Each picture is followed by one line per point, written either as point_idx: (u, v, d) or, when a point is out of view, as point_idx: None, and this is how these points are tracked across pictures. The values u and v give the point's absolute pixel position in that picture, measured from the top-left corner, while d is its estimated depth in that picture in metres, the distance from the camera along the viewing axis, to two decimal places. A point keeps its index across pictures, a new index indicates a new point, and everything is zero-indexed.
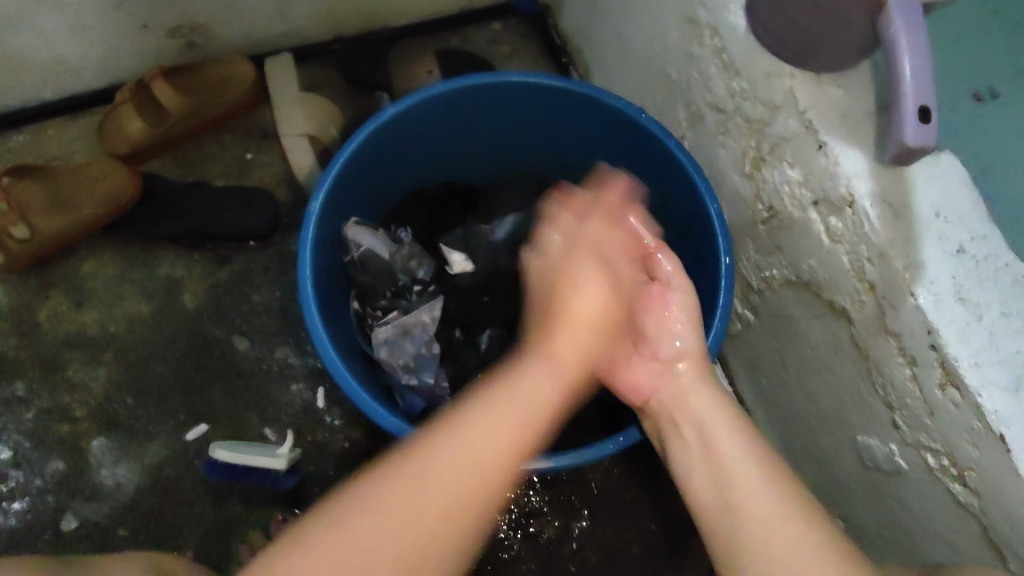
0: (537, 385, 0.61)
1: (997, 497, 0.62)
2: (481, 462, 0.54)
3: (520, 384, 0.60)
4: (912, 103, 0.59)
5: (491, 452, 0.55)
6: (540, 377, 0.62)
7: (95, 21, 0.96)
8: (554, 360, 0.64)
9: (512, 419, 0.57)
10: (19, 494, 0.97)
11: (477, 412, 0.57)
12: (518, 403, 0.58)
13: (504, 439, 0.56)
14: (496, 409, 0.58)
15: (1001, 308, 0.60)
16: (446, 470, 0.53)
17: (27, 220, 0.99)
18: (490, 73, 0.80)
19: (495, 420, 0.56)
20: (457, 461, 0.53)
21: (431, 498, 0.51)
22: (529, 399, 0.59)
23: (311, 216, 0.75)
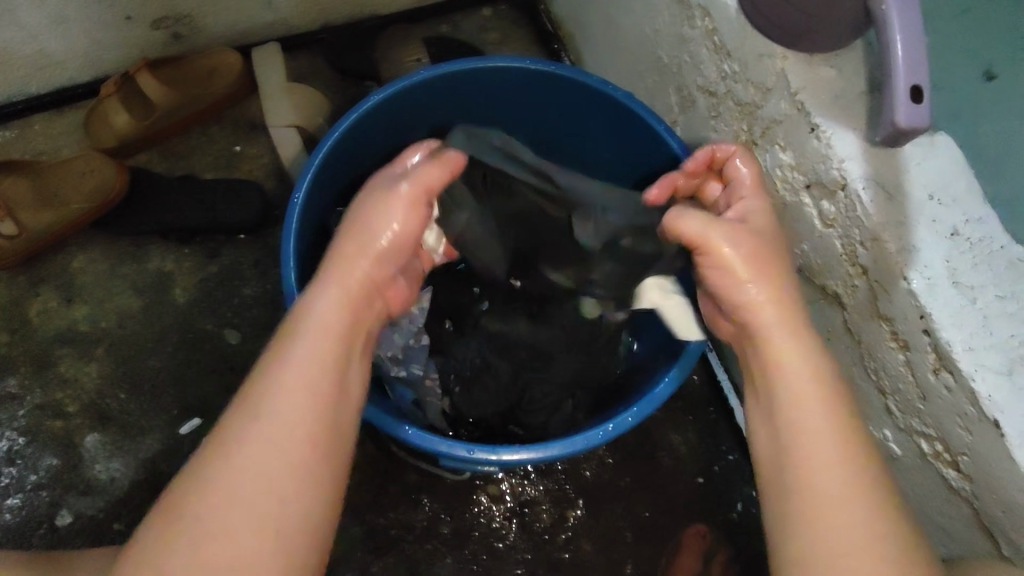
0: (320, 310, 0.59)
1: (990, 482, 0.61)
2: (295, 419, 0.53)
3: (310, 320, 0.59)
4: (904, 82, 0.57)
5: (288, 424, 0.53)
6: (313, 334, 0.58)
7: (78, 13, 0.94)
8: (336, 282, 0.61)
9: (295, 391, 0.54)
10: (13, 490, 0.97)
11: (279, 366, 0.56)
12: (316, 333, 0.58)
13: (311, 387, 0.55)
14: (295, 354, 0.56)
15: (996, 291, 0.59)
16: (268, 438, 0.52)
17: (14, 216, 0.99)
18: (478, 59, 0.79)
19: (275, 397, 0.54)
20: (271, 437, 0.52)
21: (269, 477, 0.51)
22: (322, 326, 0.58)
23: (295, 207, 0.74)
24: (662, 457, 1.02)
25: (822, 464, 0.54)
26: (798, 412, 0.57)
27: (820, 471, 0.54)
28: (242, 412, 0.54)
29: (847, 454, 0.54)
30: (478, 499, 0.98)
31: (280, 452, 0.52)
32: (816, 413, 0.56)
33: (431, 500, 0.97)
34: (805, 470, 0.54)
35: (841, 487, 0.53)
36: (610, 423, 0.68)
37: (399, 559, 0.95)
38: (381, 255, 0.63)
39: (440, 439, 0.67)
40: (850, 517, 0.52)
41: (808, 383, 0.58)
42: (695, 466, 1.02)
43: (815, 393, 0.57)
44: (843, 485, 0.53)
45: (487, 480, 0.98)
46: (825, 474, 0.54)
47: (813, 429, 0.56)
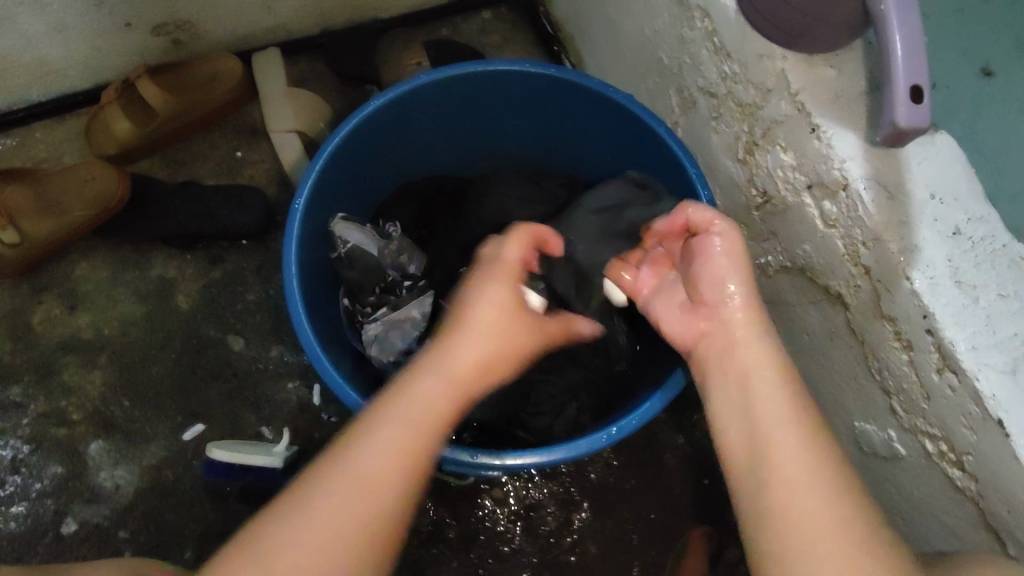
0: (424, 393, 0.56)
1: (995, 482, 0.61)
2: (366, 495, 0.51)
3: (409, 396, 0.56)
4: (904, 82, 0.57)
5: (357, 518, 0.50)
6: (410, 429, 0.54)
7: (78, 21, 0.94)
8: (444, 365, 0.58)
9: (377, 485, 0.52)
10: (18, 498, 0.97)
11: (364, 440, 0.53)
12: (411, 418, 0.55)
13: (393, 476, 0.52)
14: (384, 438, 0.53)
15: (999, 290, 0.59)
16: (337, 513, 0.50)
17: (15, 224, 0.98)
18: (477, 62, 0.79)
19: (357, 486, 0.51)
20: (344, 517, 0.50)
21: (328, 547, 0.49)
22: (416, 413, 0.55)
23: (296, 213, 0.74)
24: (666, 458, 1.01)
25: (780, 448, 0.56)
26: (763, 403, 0.59)
27: (780, 451, 0.56)
28: (318, 474, 0.52)
29: (807, 441, 0.56)
30: (483, 503, 0.98)
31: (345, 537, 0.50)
32: (773, 403, 0.59)
33: (436, 504, 0.97)
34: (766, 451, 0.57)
35: (799, 467, 0.55)
36: (613, 426, 0.68)
37: (405, 562, 0.95)
38: (488, 331, 0.61)
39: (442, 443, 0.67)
40: (812, 503, 0.53)
41: (772, 376, 0.61)
42: (700, 468, 1.02)
43: (775, 383, 0.60)
44: (796, 465, 0.55)
45: (492, 484, 0.98)
46: (789, 454, 0.56)
47: (773, 417, 0.58)
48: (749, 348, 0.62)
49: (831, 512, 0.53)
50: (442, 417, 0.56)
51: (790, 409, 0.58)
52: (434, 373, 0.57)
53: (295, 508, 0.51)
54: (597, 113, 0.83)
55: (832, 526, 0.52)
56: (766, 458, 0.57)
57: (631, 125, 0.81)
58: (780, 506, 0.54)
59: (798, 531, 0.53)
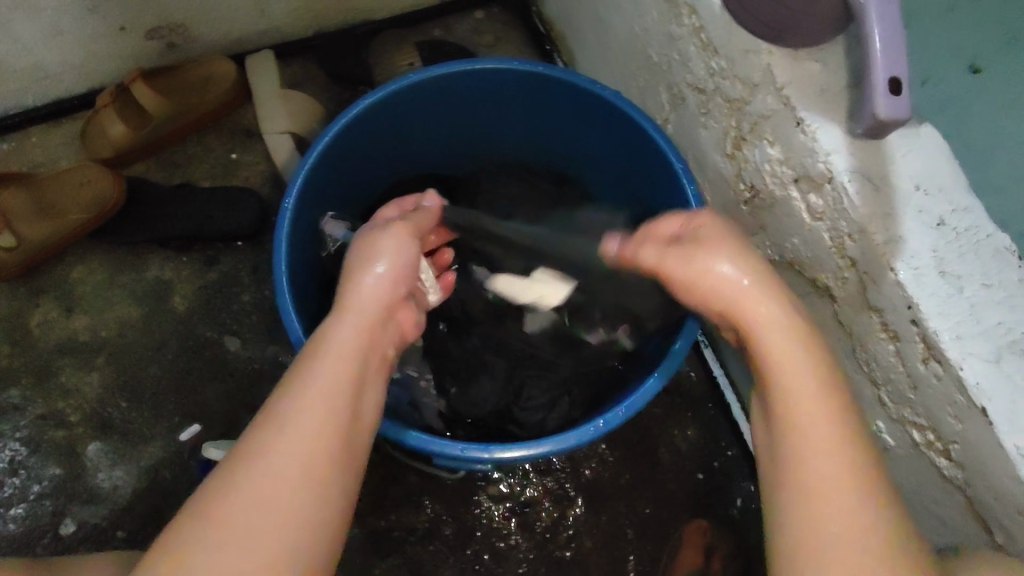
0: (337, 338, 0.59)
1: (981, 470, 0.61)
2: (318, 425, 0.54)
3: (331, 342, 0.59)
4: (883, 74, 0.58)
5: (300, 457, 0.52)
6: (330, 371, 0.56)
7: (72, 25, 0.95)
8: (352, 313, 0.61)
9: (310, 426, 0.53)
10: (17, 500, 0.98)
11: (292, 391, 0.55)
12: (333, 362, 0.57)
13: (325, 412, 0.54)
14: (309, 382, 0.55)
15: (982, 279, 0.60)
16: (292, 446, 0.52)
17: (13, 228, 1.00)
18: (464, 61, 0.79)
19: (293, 431, 0.53)
20: (284, 459, 0.51)
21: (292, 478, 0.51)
22: (335, 355, 0.58)
23: (286, 212, 0.75)
24: (661, 453, 1.02)
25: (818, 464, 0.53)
26: (804, 411, 0.55)
27: (812, 447, 0.54)
28: (256, 432, 0.53)
29: (845, 452, 0.53)
30: (479, 499, 0.98)
31: (290, 478, 0.51)
32: (801, 397, 0.56)
33: (432, 501, 0.98)
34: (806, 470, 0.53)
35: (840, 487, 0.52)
36: (602, 419, 0.69)
37: (402, 559, 0.95)
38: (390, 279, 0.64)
39: (432, 437, 0.68)
40: (842, 497, 0.51)
41: (814, 390, 0.56)
42: (694, 463, 1.02)
43: (813, 387, 0.56)
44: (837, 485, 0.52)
45: (488, 480, 0.99)
46: (823, 464, 0.53)
47: (819, 436, 0.54)
48: (790, 367, 0.57)
49: (864, 526, 0.50)
50: (358, 357, 0.59)
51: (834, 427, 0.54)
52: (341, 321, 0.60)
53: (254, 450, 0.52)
54: (584, 109, 0.84)
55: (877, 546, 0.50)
56: (811, 477, 0.53)
57: (618, 121, 0.81)
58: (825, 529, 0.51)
59: (840, 552, 0.50)
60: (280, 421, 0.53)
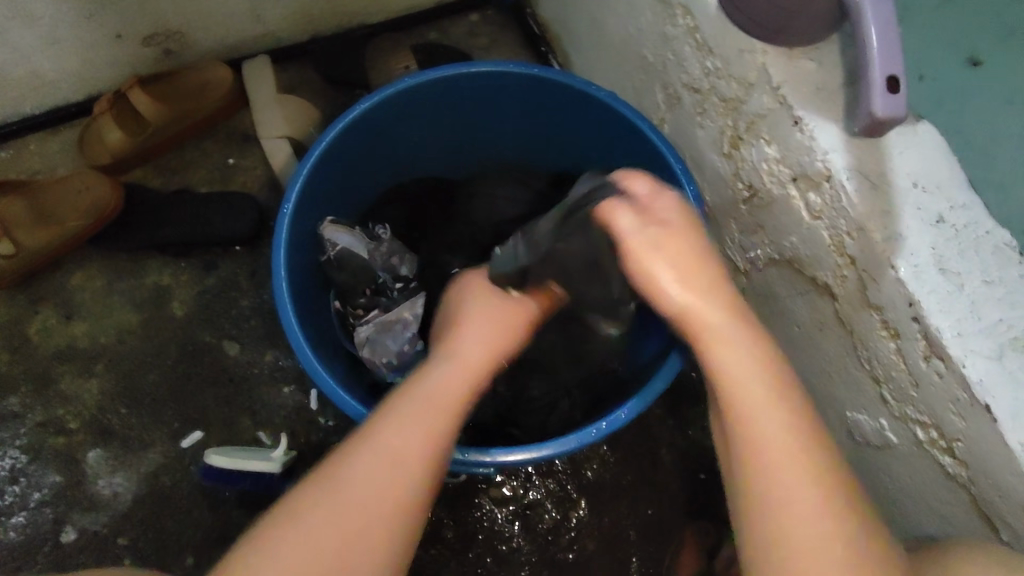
0: (443, 382, 0.61)
1: (984, 468, 0.61)
2: (411, 463, 0.55)
3: (424, 384, 0.60)
4: (879, 72, 0.58)
5: (392, 492, 0.54)
6: (430, 418, 0.58)
7: (68, 33, 0.95)
8: (457, 358, 0.63)
9: (408, 461, 0.55)
10: (17, 508, 0.97)
11: (399, 421, 0.57)
12: (427, 405, 0.58)
13: (422, 452, 0.56)
14: (413, 418, 0.57)
15: (983, 276, 0.59)
16: (372, 488, 0.53)
17: (12, 235, 1.00)
18: (461, 64, 0.79)
19: (394, 461, 0.55)
20: (381, 492, 0.53)
21: (370, 525, 0.52)
22: (440, 399, 0.59)
23: (284, 218, 0.75)
24: (663, 454, 1.02)
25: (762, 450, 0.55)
26: (756, 418, 0.55)
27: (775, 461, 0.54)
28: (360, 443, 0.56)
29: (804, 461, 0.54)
30: (481, 502, 0.98)
31: (381, 511, 0.53)
32: (764, 410, 0.56)
33: (434, 505, 0.97)
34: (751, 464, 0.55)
35: (798, 482, 0.53)
36: (602, 421, 0.69)
37: (404, 563, 0.95)
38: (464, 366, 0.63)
39: None
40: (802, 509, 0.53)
41: (761, 389, 0.56)
42: (696, 462, 1.02)
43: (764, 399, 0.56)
44: (779, 474, 0.54)
45: (490, 483, 0.99)
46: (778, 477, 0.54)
47: (772, 439, 0.55)
48: (738, 376, 0.56)
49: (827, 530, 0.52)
50: (462, 398, 0.61)
51: (784, 424, 0.55)
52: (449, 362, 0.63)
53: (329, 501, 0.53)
54: (581, 110, 0.84)
55: (830, 541, 0.52)
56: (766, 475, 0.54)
57: (615, 121, 0.81)
58: (777, 525, 0.53)
59: (785, 524, 0.53)
60: (380, 442, 0.55)
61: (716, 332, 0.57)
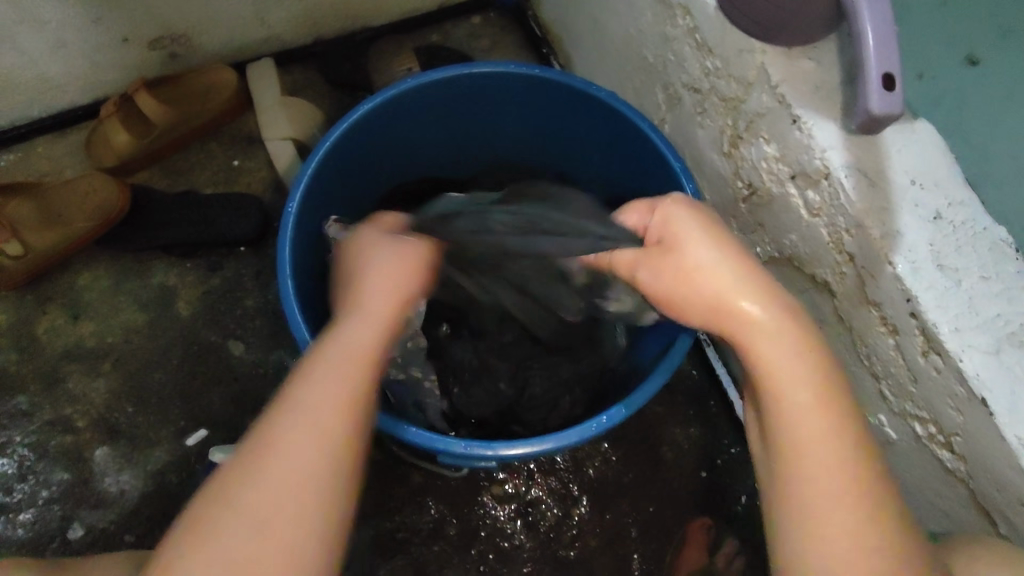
0: (347, 339, 0.57)
1: (982, 461, 0.62)
2: (325, 432, 0.51)
3: (334, 345, 0.57)
4: (876, 71, 0.59)
5: (299, 467, 0.49)
6: (338, 375, 0.54)
7: (76, 37, 0.96)
8: (358, 312, 0.59)
9: (319, 427, 0.51)
10: (25, 506, 0.99)
11: (304, 386, 0.53)
12: (341, 366, 0.55)
13: (330, 417, 0.52)
14: (321, 380, 0.54)
15: (980, 272, 0.60)
16: (282, 467, 0.49)
17: (21, 237, 1.00)
18: (463, 65, 0.80)
19: (301, 431, 0.51)
20: (285, 465, 0.49)
21: (302, 481, 0.49)
22: (345, 357, 0.56)
23: (289, 217, 0.76)
24: (665, 451, 1.02)
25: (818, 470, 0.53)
26: (801, 423, 0.54)
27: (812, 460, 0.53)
28: (269, 418, 0.52)
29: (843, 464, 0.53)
30: (484, 500, 0.99)
31: (289, 489, 0.49)
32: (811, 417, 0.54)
33: (437, 503, 0.98)
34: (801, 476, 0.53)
35: (830, 476, 0.53)
36: (604, 416, 0.69)
37: (408, 561, 0.96)
38: (393, 291, 0.62)
39: (437, 437, 0.68)
40: (845, 508, 0.52)
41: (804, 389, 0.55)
42: (697, 460, 1.02)
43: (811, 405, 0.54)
44: (838, 490, 0.52)
45: (492, 481, 0.99)
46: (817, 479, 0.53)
47: (809, 440, 0.54)
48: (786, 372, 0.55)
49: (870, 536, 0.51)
50: (375, 358, 0.57)
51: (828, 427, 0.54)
52: (355, 315, 0.59)
53: (251, 469, 0.49)
54: (582, 110, 0.85)
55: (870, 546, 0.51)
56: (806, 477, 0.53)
57: (615, 120, 0.82)
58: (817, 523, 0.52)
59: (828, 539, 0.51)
60: (286, 416, 0.52)
61: (766, 339, 0.56)
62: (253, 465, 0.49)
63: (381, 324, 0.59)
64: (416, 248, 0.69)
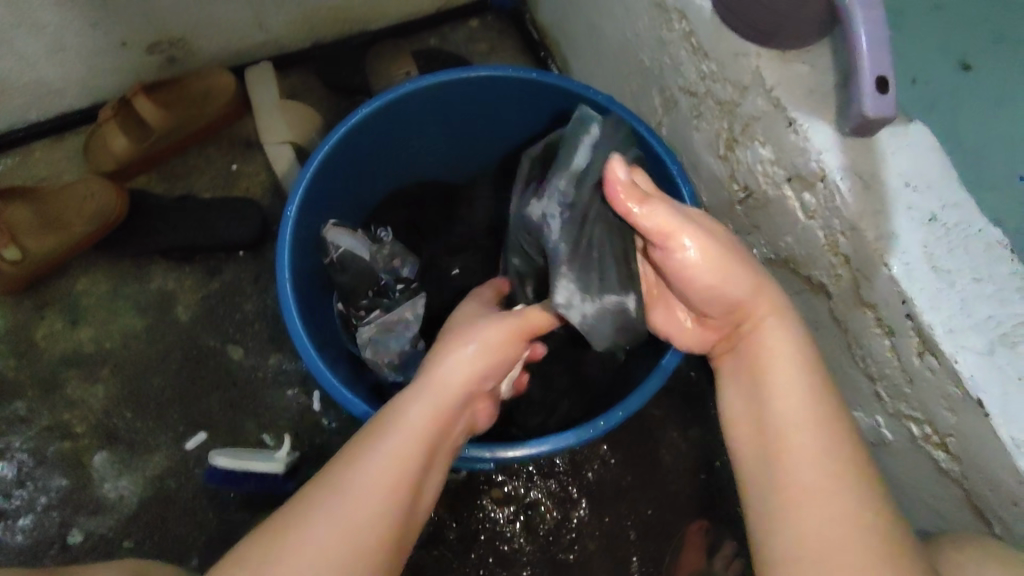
0: (424, 406, 0.60)
1: (976, 462, 0.62)
2: (392, 495, 0.55)
3: (413, 410, 0.60)
4: (869, 74, 0.59)
5: (365, 522, 0.54)
6: (416, 446, 0.58)
7: (74, 41, 0.96)
8: (438, 384, 0.61)
9: (390, 487, 0.55)
10: (24, 511, 0.99)
11: (382, 445, 0.57)
12: (419, 433, 0.58)
13: (400, 482, 0.56)
14: (399, 443, 0.57)
15: (974, 273, 0.60)
16: (348, 521, 0.53)
17: (19, 242, 1.00)
18: (460, 69, 0.81)
19: (373, 491, 0.55)
20: (353, 520, 0.53)
21: (360, 534, 0.53)
22: (424, 429, 0.59)
23: (288, 220, 0.76)
24: (663, 454, 1.03)
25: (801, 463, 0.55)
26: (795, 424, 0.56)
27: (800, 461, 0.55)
28: (345, 467, 0.56)
29: (829, 464, 0.54)
30: (483, 503, 0.99)
31: (351, 541, 0.53)
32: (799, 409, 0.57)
33: (436, 506, 0.98)
34: (784, 465, 0.55)
35: (818, 478, 0.54)
36: (601, 418, 0.70)
37: (406, 564, 0.96)
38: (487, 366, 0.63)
39: None
40: (827, 508, 0.52)
41: (802, 387, 0.58)
42: (695, 463, 1.03)
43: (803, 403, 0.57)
44: (821, 477, 0.53)
45: (491, 484, 1.00)
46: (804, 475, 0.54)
47: (802, 440, 0.55)
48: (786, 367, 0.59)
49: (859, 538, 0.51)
50: (447, 427, 0.60)
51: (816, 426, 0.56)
52: (431, 382, 0.61)
53: (317, 512, 0.54)
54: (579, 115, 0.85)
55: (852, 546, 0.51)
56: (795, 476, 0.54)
57: None
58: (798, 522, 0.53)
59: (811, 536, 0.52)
60: (362, 472, 0.56)
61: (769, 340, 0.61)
62: (324, 511, 0.54)
63: (463, 392, 0.62)
64: (526, 315, 0.67)
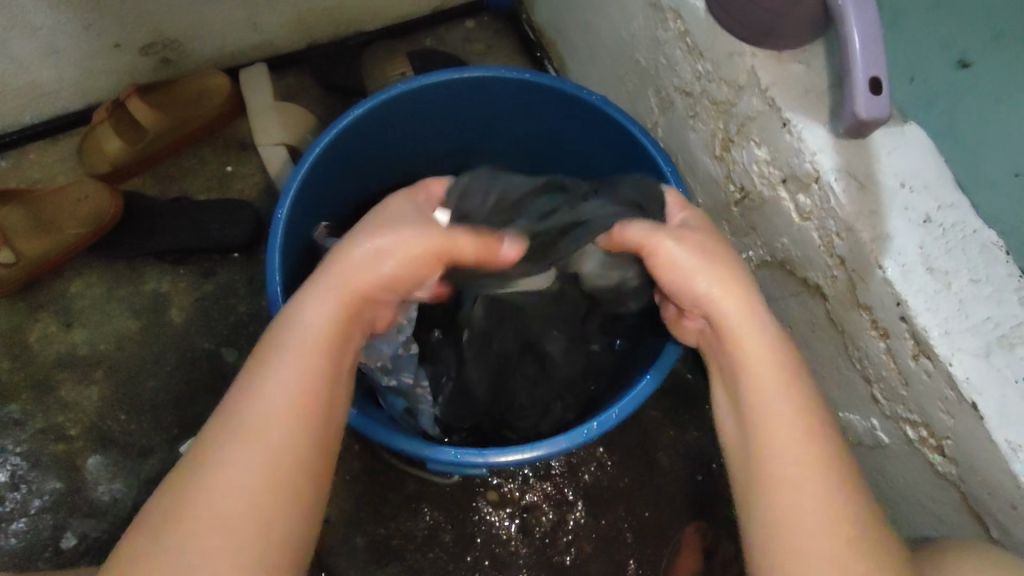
0: (303, 323, 0.56)
1: (974, 465, 0.62)
2: (283, 425, 0.51)
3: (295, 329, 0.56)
4: (863, 75, 0.59)
5: (261, 461, 0.50)
6: (302, 362, 0.54)
7: (67, 43, 0.96)
8: (320, 289, 0.58)
9: (277, 419, 0.51)
10: (18, 514, 0.98)
11: (266, 376, 0.53)
12: (304, 347, 0.55)
13: (293, 408, 0.52)
14: (285, 367, 0.53)
15: (970, 274, 0.60)
16: (241, 468, 0.49)
17: (11, 243, 1.00)
18: (453, 69, 0.81)
19: (258, 427, 0.51)
20: (243, 466, 0.49)
21: (262, 477, 0.49)
22: (308, 344, 0.55)
23: (278, 224, 0.75)
24: (660, 456, 1.02)
25: (789, 469, 0.53)
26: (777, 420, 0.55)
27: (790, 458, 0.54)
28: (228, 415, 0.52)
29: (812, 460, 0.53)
30: (480, 506, 0.98)
31: (246, 486, 0.49)
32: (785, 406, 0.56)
33: (432, 509, 0.98)
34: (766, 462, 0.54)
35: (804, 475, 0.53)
36: (594, 421, 0.69)
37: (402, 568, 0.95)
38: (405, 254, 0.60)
39: (425, 443, 0.68)
40: (813, 506, 0.51)
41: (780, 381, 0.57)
42: (693, 465, 1.02)
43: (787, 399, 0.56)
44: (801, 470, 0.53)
45: (487, 487, 0.99)
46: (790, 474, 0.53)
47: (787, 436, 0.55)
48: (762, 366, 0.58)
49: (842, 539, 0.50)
50: (338, 334, 0.57)
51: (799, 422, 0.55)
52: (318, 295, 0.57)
53: (207, 470, 0.49)
54: (571, 117, 0.85)
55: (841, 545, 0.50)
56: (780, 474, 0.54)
57: (604, 126, 0.83)
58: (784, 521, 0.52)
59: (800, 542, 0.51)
60: (244, 414, 0.51)
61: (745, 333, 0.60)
62: (207, 470, 0.49)
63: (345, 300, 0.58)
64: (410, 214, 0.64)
